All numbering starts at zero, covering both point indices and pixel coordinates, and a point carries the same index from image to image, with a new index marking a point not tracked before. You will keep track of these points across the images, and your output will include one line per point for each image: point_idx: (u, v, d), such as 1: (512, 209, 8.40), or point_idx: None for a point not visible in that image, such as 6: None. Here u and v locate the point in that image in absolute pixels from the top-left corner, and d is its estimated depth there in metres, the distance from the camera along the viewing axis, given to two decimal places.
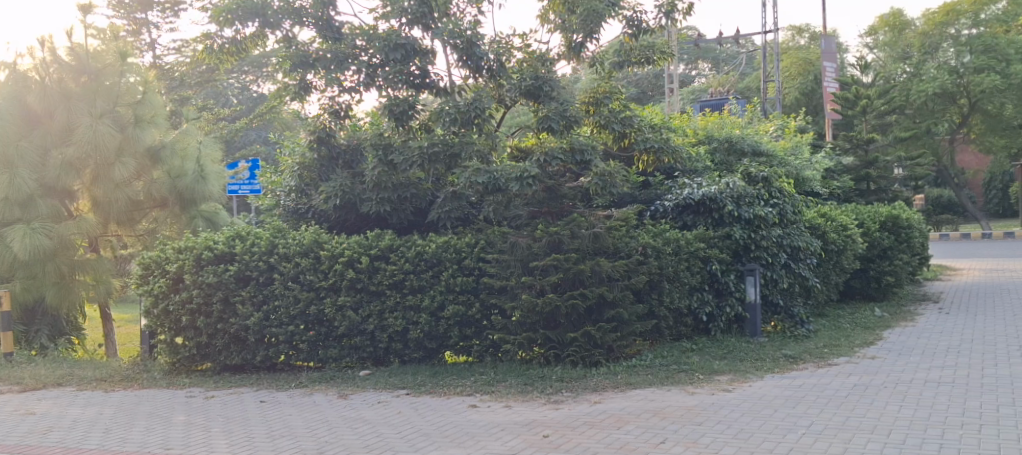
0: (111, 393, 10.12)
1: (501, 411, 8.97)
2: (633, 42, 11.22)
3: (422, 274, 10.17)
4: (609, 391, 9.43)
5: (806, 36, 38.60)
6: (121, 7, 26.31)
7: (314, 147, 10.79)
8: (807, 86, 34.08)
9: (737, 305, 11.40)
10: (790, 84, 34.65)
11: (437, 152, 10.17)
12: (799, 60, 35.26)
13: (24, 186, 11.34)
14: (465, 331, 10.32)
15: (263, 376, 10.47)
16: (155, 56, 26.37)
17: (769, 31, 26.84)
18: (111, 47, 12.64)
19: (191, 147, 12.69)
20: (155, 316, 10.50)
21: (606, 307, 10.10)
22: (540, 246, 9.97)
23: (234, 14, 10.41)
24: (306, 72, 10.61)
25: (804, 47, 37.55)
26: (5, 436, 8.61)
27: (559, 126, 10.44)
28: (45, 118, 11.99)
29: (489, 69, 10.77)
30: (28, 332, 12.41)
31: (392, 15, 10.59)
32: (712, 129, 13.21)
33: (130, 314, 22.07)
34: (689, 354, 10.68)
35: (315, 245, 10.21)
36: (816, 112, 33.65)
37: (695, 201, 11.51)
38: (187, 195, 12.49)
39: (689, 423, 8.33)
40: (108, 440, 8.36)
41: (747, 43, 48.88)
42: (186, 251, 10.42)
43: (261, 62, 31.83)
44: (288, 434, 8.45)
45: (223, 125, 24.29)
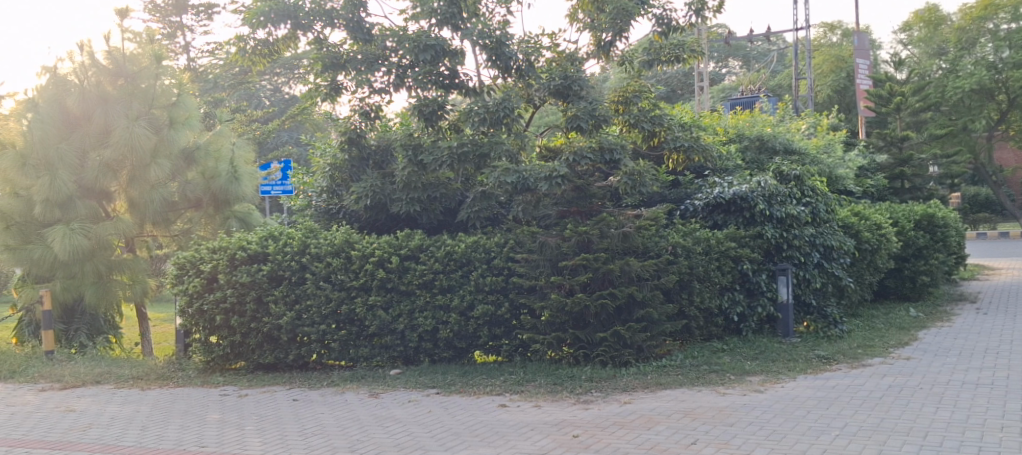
0: (147, 391, 10.30)
1: (531, 411, 8.99)
2: (663, 41, 11.22)
3: (451, 274, 10.22)
4: (639, 391, 9.42)
5: (839, 32, 38.17)
6: (155, 11, 26.70)
7: (345, 148, 10.90)
8: (841, 83, 33.64)
9: (769, 305, 11.27)
10: (822, 82, 34.25)
11: (466, 152, 10.22)
12: (831, 57, 34.91)
13: (64, 187, 11.54)
14: (494, 331, 10.36)
15: (295, 375, 10.58)
16: (189, 58, 26.75)
17: (802, 28, 26.51)
18: (147, 50, 12.89)
19: (225, 148, 12.96)
20: (190, 315, 10.64)
21: (636, 307, 10.11)
22: (569, 246, 9.97)
23: (267, 16, 10.51)
24: (337, 73, 10.75)
25: (837, 44, 37.13)
26: (46, 432, 8.80)
27: (588, 125, 10.46)
28: (83, 121, 12.20)
29: (517, 69, 10.76)
30: (67, 331, 12.68)
31: (422, 16, 10.65)
32: (742, 128, 13.14)
33: (164, 314, 22.46)
34: (720, 354, 10.62)
35: (346, 245, 10.32)
36: (849, 109, 33.16)
37: (725, 200, 11.45)
38: (221, 196, 12.71)
39: (720, 424, 8.29)
40: (145, 438, 8.51)
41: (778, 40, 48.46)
42: (219, 251, 10.56)
43: (292, 64, 32.18)
44: (321, 432, 8.54)
45: (255, 126, 24.58)
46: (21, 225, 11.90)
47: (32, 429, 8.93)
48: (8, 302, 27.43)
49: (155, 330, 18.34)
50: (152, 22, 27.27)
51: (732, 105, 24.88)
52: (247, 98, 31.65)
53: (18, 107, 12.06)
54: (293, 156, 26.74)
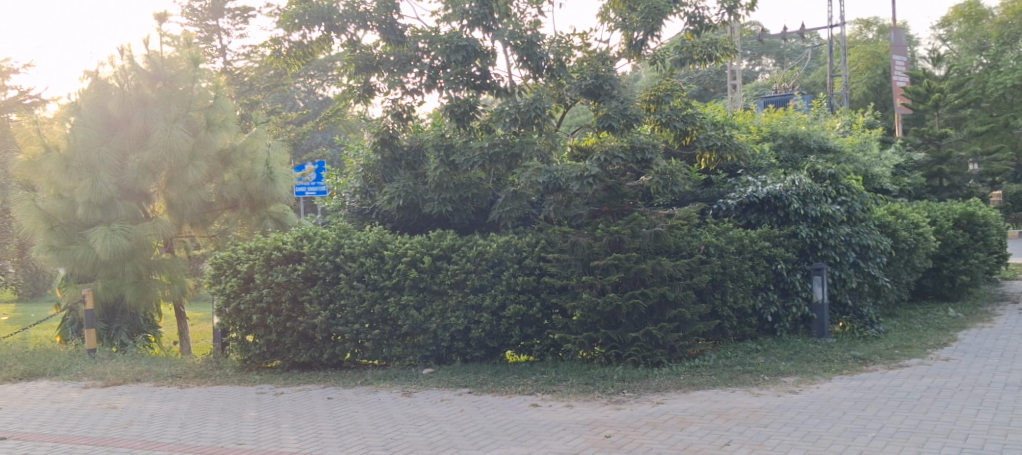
0: (186, 389, 10.50)
1: (563, 410, 9.01)
2: (696, 39, 11.17)
3: (484, 274, 10.26)
4: (672, 391, 9.41)
5: (874, 29, 37.66)
6: (193, 15, 27.14)
7: (378, 149, 10.99)
8: (876, 80, 33.12)
9: (803, 306, 11.17)
10: (857, 80, 33.75)
11: (499, 151, 10.25)
12: (866, 54, 34.47)
13: (105, 189, 11.80)
14: (526, 330, 10.43)
15: (330, 374, 10.70)
16: (226, 61, 27.15)
17: (837, 25, 26.10)
18: (184, 53, 13.13)
19: (261, 150, 13.13)
20: (227, 315, 10.76)
21: (669, 307, 10.09)
22: (600, 246, 9.96)
23: (302, 19, 10.67)
24: (369, 75, 10.90)
25: (873, 40, 36.63)
26: (89, 429, 9.01)
27: (619, 124, 10.47)
28: (123, 123, 12.48)
29: (549, 69, 10.80)
30: (109, 329, 12.95)
31: (454, 17, 10.70)
32: (777, 126, 12.98)
33: (202, 313, 22.85)
34: (754, 354, 10.56)
35: (379, 245, 10.41)
36: (885, 108, 32.12)
37: (759, 198, 11.36)
38: (257, 197, 12.94)
39: (754, 425, 8.24)
40: (183, 435, 8.68)
41: (811, 38, 47.88)
42: (256, 251, 10.71)
43: (326, 67, 32.49)
44: (355, 430, 8.64)
45: (290, 128, 24.91)
46: (63, 226, 12.02)
47: (75, 425, 9.15)
48: (51, 302, 28.09)
49: (193, 329, 18.62)
50: (190, 27, 27.75)
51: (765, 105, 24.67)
52: (282, 100, 32.02)
53: (61, 111, 12.35)
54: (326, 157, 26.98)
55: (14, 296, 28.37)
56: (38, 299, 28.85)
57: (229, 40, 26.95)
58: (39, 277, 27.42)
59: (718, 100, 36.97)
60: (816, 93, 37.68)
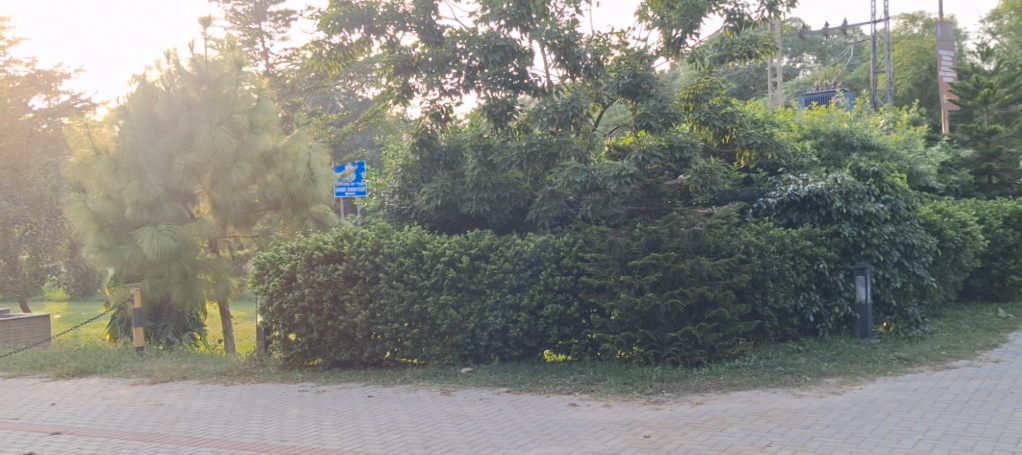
0: (231, 387, 10.71)
1: (601, 410, 9.01)
2: (735, 36, 11.03)
3: (521, 273, 10.33)
4: (711, 392, 9.35)
5: (920, 23, 36.90)
6: (237, 18, 27.62)
7: (417, 149, 11.09)
8: (922, 76, 31.97)
9: (846, 306, 11.01)
10: (902, 75, 33.03)
11: (536, 152, 10.30)
12: (912, 49, 33.81)
13: (152, 190, 12.06)
14: (563, 330, 10.44)
15: (370, 373, 10.83)
16: (268, 64, 27.57)
17: (881, 20, 25.61)
18: (228, 57, 13.39)
19: (303, 152, 13.32)
20: (270, 314, 10.93)
21: (708, 306, 10.05)
22: (638, 245, 9.96)
23: (341, 21, 10.81)
24: (408, 76, 11.01)
25: (919, 35, 35.87)
26: (137, 425, 9.24)
27: (657, 123, 10.41)
28: (169, 126, 12.75)
29: (586, 69, 10.83)
30: (156, 328, 13.26)
31: (492, 18, 10.75)
32: (817, 124, 12.81)
33: (245, 312, 23.22)
34: (795, 355, 10.46)
35: (417, 245, 10.48)
36: (931, 104, 30.99)
37: (801, 197, 11.24)
38: (299, 198, 13.06)
39: (796, 426, 8.15)
40: (228, 431, 8.86)
41: (855, 33, 47.00)
42: (298, 251, 10.87)
43: (366, 68, 32.81)
44: (395, 428, 8.74)
45: (330, 130, 25.22)
46: (112, 227, 12.27)
47: (124, 421, 9.40)
48: (100, 301, 28.77)
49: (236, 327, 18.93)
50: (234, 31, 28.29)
51: (809, 101, 24.45)
52: (324, 101, 32.40)
53: (110, 114, 12.66)
54: (364, 157, 27.24)
55: (67, 294, 29.18)
56: (89, 297, 29.66)
57: (272, 43, 27.35)
58: (91, 275, 28.17)
59: (759, 96, 36.49)
60: (860, 90, 37.00)
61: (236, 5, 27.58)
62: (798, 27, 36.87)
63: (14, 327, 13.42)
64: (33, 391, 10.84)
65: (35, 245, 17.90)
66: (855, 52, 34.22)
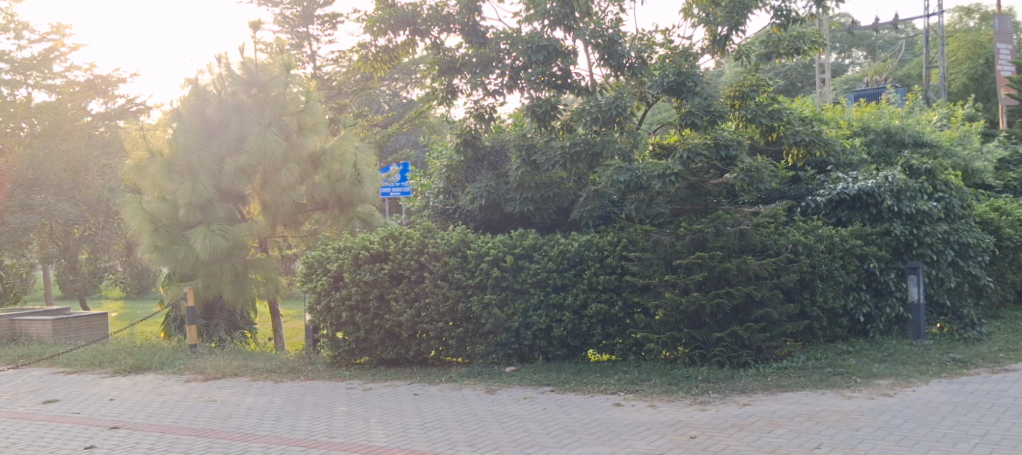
0: (280, 384, 10.92)
1: (646, 410, 8.97)
2: (783, 33, 10.90)
3: (565, 273, 10.32)
4: (758, 393, 9.25)
5: (976, 17, 35.25)
6: (285, 22, 28.12)
7: (461, 149, 11.19)
8: (978, 70, 31.55)
9: (898, 306, 10.81)
10: (957, 69, 32.17)
11: (580, 151, 10.30)
12: (967, 43, 32.75)
13: (204, 191, 12.34)
14: (607, 329, 10.40)
15: (416, 371, 10.95)
16: (316, 67, 27.99)
17: (934, 13, 24.93)
18: (277, 60, 13.66)
19: (349, 152, 13.52)
20: (318, 312, 11.11)
21: (754, 306, 9.97)
22: (683, 244, 9.95)
23: (387, 24, 11.00)
24: (453, 77, 11.10)
25: (974, 29, 34.54)
26: (191, 421, 9.47)
27: (703, 122, 10.29)
28: (221, 128, 13.03)
29: (630, 67, 10.78)
30: (208, 326, 13.58)
31: (536, 18, 10.79)
32: (867, 121, 12.54)
33: (294, 311, 23.60)
34: (845, 356, 10.29)
35: (462, 244, 10.53)
36: (989, 98, 30.84)
37: (850, 195, 11.04)
38: (345, 198, 13.26)
39: (846, 428, 8.02)
40: (278, 428, 9.04)
41: (909, 27, 45.83)
42: (345, 251, 11.04)
43: (411, 69, 33.11)
44: (441, 426, 8.82)
45: (376, 130, 25.49)
46: (166, 227, 12.57)
47: (179, 417, 9.64)
48: (155, 300, 29.44)
49: (284, 326, 19.23)
50: (282, 34, 28.82)
51: (857, 98, 23.95)
52: (369, 103, 32.74)
53: (164, 117, 12.98)
54: (408, 158, 27.47)
55: (122, 293, 29.95)
56: (144, 296, 30.40)
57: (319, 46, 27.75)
58: (146, 275, 28.85)
59: (808, 93, 35.80)
60: (912, 86, 36.11)
61: (284, 9, 28.05)
62: (847, 22, 36.12)
63: (74, 324, 13.87)
64: (94, 387, 11.19)
65: (92, 245, 18.64)
66: (907, 47, 33.42)
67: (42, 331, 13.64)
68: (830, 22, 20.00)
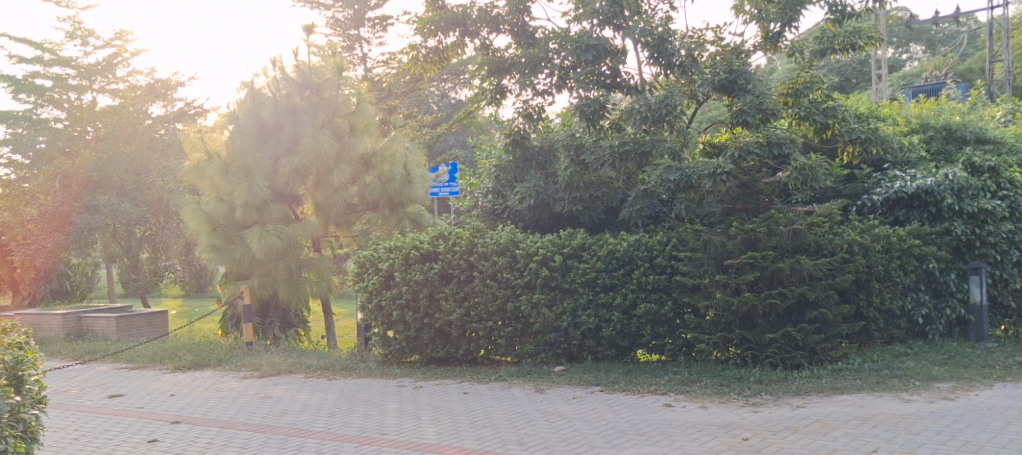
0: (334, 381, 11.11)
1: (697, 411, 8.89)
2: (838, 28, 10.71)
3: (614, 273, 10.25)
4: (813, 395, 9.08)
5: None
6: (337, 25, 28.57)
7: (510, 149, 11.20)
8: None
9: (959, 307, 10.72)
10: None
11: (629, 150, 10.23)
12: None
13: (260, 192, 12.60)
14: (657, 329, 10.30)
15: (465, 369, 11.02)
16: (367, 69, 28.41)
17: (996, 6, 24.16)
18: (330, 62, 13.86)
19: (399, 153, 13.70)
20: (370, 311, 11.27)
21: (809, 307, 9.80)
22: (735, 244, 9.82)
23: (437, 25, 11.16)
24: (501, 77, 11.16)
25: None
26: (249, 416, 9.69)
27: (755, 119, 10.14)
28: (276, 130, 13.28)
29: (680, 65, 10.73)
30: (263, 324, 13.84)
31: (585, 17, 10.82)
32: (928, 117, 12.27)
33: (347, 310, 23.94)
34: (903, 358, 10.05)
35: (511, 244, 10.56)
36: None
37: (908, 194, 10.76)
38: (395, 198, 13.37)
39: (905, 432, 7.82)
40: (332, 424, 9.19)
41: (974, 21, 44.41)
42: (395, 250, 11.17)
43: (460, 70, 33.36)
44: (491, 424, 8.86)
45: (425, 130, 25.73)
46: (224, 227, 12.89)
47: (236, 413, 9.87)
48: (212, 299, 30.12)
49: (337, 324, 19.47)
50: (334, 37, 29.25)
51: (915, 93, 23.31)
52: (418, 104, 33.02)
53: (221, 120, 13.25)
54: (457, 158, 27.67)
55: (182, 292, 30.77)
56: (202, 295, 31.16)
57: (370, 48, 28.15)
58: (203, 274, 29.54)
59: (864, 89, 34.93)
60: (974, 82, 35.02)
61: (336, 12, 28.55)
62: (904, 16, 35.19)
63: (136, 321, 14.28)
64: (155, 382, 11.51)
65: (154, 245, 18.33)
66: (968, 42, 32.47)
67: (106, 328, 14.10)
68: (882, 18, 19.54)
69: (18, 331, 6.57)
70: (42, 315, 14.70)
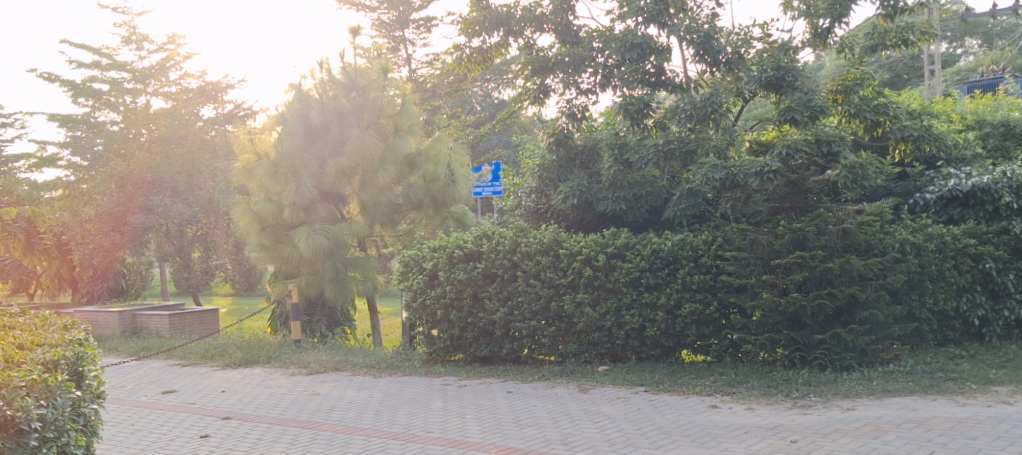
0: (379, 379, 11.21)
1: (743, 413, 8.77)
2: (889, 24, 10.51)
3: (658, 272, 10.14)
4: (864, 398, 8.88)
5: None
6: (382, 27, 28.85)
7: (553, 148, 11.23)
8: None
9: (1018, 309, 10.45)
10: None
11: (673, 149, 10.15)
12: None
13: (307, 192, 12.80)
14: (702, 330, 10.17)
15: (509, 368, 11.02)
16: (411, 69, 28.61)
17: None
18: (375, 64, 14.00)
19: (443, 153, 13.86)
20: (415, 310, 11.36)
21: (859, 308, 9.59)
22: (782, 243, 9.66)
23: (481, 26, 11.20)
24: (545, 77, 11.16)
25: None
26: (297, 413, 9.83)
27: (803, 117, 9.96)
28: (323, 131, 13.46)
29: (727, 63, 10.60)
30: (310, 322, 14.04)
31: (629, 15, 10.69)
32: (983, 113, 11.91)
33: (393, 308, 24.16)
34: (958, 361, 9.79)
35: (554, 244, 10.56)
36: None
37: (963, 193, 10.53)
38: (439, 198, 13.55)
39: (961, 437, 7.59)
40: (378, 421, 9.28)
41: None
42: (439, 250, 11.25)
43: (503, 70, 33.44)
44: (535, 424, 8.86)
45: (469, 130, 25.81)
46: (273, 227, 13.14)
47: (285, 409, 10.02)
48: (261, 297, 30.62)
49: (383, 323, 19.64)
50: (379, 39, 29.51)
51: (967, 88, 22.66)
52: (462, 104, 33.16)
53: (270, 122, 13.46)
54: (500, 158, 27.73)
55: (232, 290, 31.32)
56: (252, 294, 31.68)
57: (414, 49, 28.36)
58: (253, 274, 30.01)
59: (916, 85, 34.12)
60: None
61: (382, 14, 28.82)
62: (959, 10, 34.20)
63: (189, 319, 14.59)
64: (208, 379, 11.76)
65: (206, 244, 18.70)
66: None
67: (160, 325, 14.44)
68: (933, 11, 18.99)
69: (79, 331, 6.67)
70: (100, 313, 15.12)
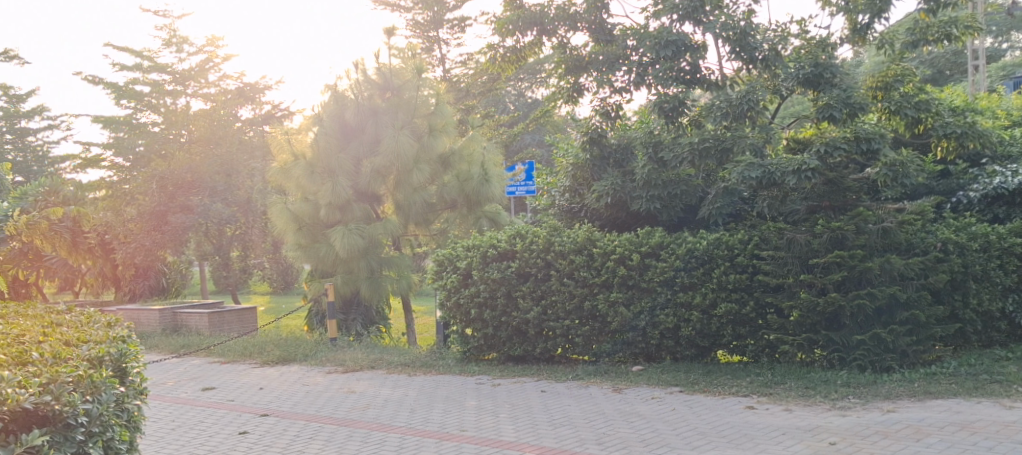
0: (414, 377, 11.26)
1: (781, 414, 8.64)
2: (932, 19, 10.25)
3: (693, 272, 9.99)
4: (905, 399, 8.70)
5: None
6: (416, 27, 28.98)
7: (587, 148, 11.11)
8: None
9: None
10: None
11: (708, 147, 10.10)
12: None
13: (343, 192, 12.92)
14: (738, 330, 10.02)
15: (543, 368, 11.01)
16: (446, 69, 28.72)
17: None
18: (410, 64, 14.06)
19: (477, 152, 13.90)
20: (449, 308, 11.40)
21: (900, 308, 9.43)
22: (821, 242, 9.49)
23: (515, 25, 11.17)
24: (579, 76, 11.10)
25: None
26: (333, 410, 9.91)
27: (842, 114, 9.77)
28: (358, 131, 13.55)
29: (763, 59, 10.46)
30: (346, 320, 14.18)
31: (664, 13, 10.61)
32: None
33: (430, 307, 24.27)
34: (1004, 362, 9.55)
35: (588, 243, 10.50)
36: None
37: (1009, 190, 10.24)
38: (473, 197, 13.61)
39: (1007, 440, 7.39)
40: (413, 419, 9.32)
41: None
42: (473, 249, 11.27)
43: (537, 69, 33.44)
44: (569, 423, 8.83)
45: (503, 130, 25.85)
46: (309, 226, 13.26)
47: (321, 407, 10.10)
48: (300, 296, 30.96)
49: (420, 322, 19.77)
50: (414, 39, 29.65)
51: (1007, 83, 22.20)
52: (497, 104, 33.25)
53: (306, 122, 13.57)
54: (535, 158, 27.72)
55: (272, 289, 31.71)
56: (291, 292, 32.07)
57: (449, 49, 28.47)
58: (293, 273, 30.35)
59: (960, 81, 33.45)
60: None
61: (416, 15, 28.97)
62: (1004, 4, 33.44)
63: (227, 317, 14.81)
64: (246, 376, 11.91)
65: (245, 244, 18.95)
66: None
67: (200, 323, 14.66)
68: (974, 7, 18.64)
69: (123, 328, 6.83)
70: (142, 311, 15.40)
